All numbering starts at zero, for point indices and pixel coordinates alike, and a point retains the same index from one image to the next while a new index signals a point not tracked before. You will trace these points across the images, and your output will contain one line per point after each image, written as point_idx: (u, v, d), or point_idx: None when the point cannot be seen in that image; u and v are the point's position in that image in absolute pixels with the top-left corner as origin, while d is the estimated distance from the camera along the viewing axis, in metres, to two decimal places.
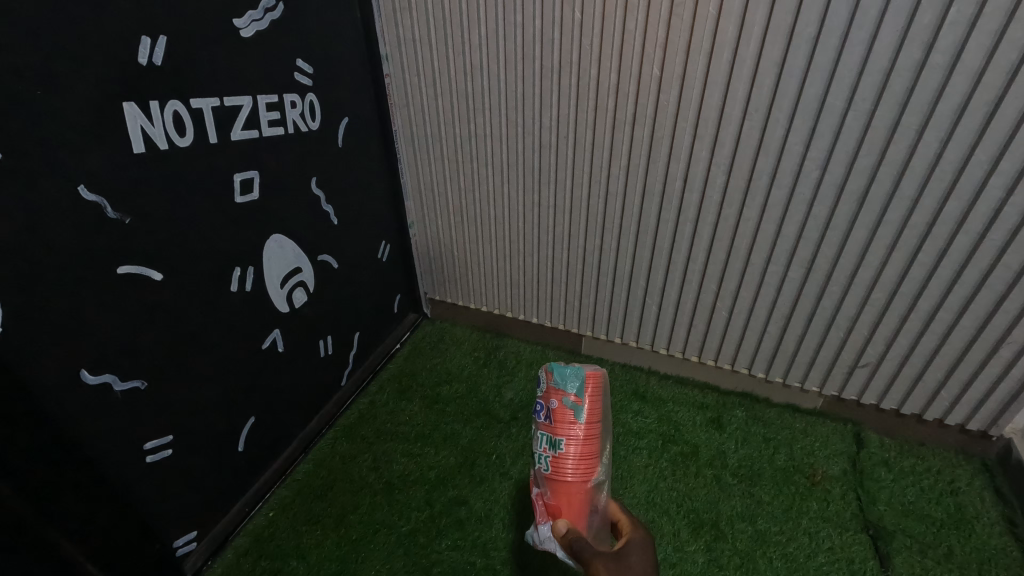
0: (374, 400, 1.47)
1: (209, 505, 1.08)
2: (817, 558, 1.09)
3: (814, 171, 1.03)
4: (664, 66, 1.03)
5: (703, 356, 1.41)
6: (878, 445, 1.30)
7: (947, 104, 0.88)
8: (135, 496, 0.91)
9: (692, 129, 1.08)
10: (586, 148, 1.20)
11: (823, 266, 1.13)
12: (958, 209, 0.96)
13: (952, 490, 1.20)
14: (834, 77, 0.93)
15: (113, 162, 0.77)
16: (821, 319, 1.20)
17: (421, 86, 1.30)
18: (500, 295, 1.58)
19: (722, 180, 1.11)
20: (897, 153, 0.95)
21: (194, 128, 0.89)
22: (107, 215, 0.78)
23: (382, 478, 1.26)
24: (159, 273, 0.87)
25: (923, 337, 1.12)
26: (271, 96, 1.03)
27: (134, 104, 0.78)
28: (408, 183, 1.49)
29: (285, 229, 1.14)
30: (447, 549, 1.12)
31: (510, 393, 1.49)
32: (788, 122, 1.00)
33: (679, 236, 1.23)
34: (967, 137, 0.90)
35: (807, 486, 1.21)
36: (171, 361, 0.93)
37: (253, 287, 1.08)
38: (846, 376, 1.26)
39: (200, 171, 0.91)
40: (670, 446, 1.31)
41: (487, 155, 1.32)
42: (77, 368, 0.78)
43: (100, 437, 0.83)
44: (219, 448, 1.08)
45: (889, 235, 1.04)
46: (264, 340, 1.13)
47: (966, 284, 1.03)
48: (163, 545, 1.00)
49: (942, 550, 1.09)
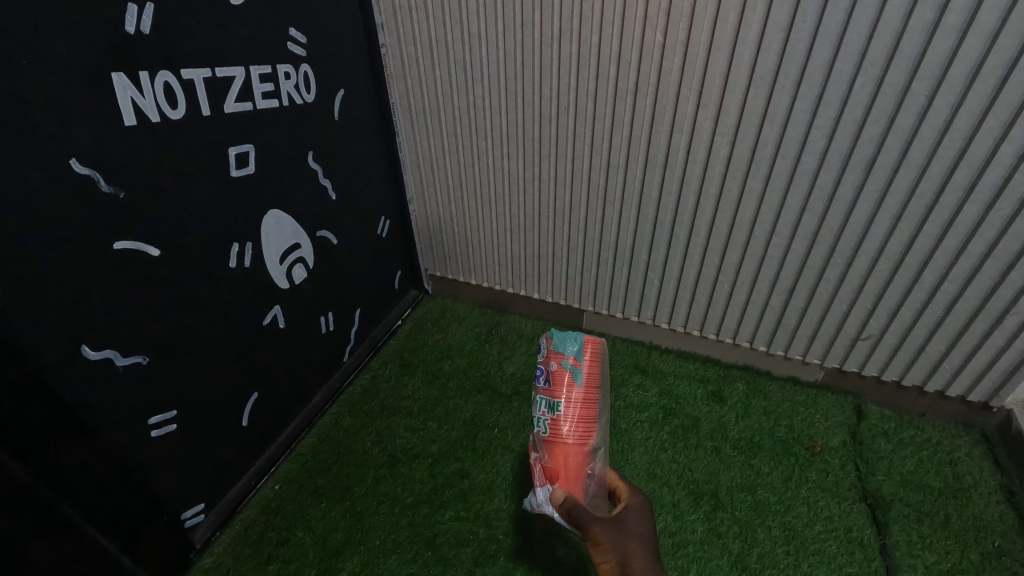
0: (376, 375, 1.48)
1: (214, 478, 1.10)
2: (815, 527, 1.10)
3: (820, 140, 1.01)
4: (668, 32, 1.00)
5: (705, 330, 1.40)
6: (879, 417, 1.31)
7: (959, 69, 0.86)
8: (141, 470, 0.92)
9: (696, 98, 1.06)
10: (587, 119, 1.18)
11: (827, 238, 1.12)
12: (967, 177, 0.95)
13: (951, 461, 1.20)
14: (843, 41, 0.90)
15: (105, 134, 0.76)
16: (823, 291, 1.19)
17: (418, 57, 1.27)
18: (501, 270, 1.58)
19: (726, 151, 1.09)
20: (906, 121, 0.93)
21: (186, 100, 0.87)
22: (101, 189, 0.77)
23: (386, 451, 1.28)
24: (156, 248, 0.87)
25: (926, 308, 1.11)
26: (264, 67, 1.01)
27: (122, 74, 0.76)
28: (406, 158, 1.47)
29: (283, 205, 1.13)
30: (450, 519, 1.14)
31: (511, 367, 1.49)
32: (795, 89, 0.98)
33: (681, 209, 1.21)
34: (979, 103, 0.87)
35: (807, 457, 1.22)
36: (173, 337, 0.93)
37: (252, 263, 1.07)
38: (848, 348, 1.26)
39: (193, 144, 0.90)
40: (671, 418, 1.32)
41: (487, 128, 1.30)
42: (77, 343, 0.78)
43: (103, 412, 0.83)
44: (223, 422, 1.09)
45: (896, 205, 1.02)
46: (265, 316, 1.14)
47: (972, 255, 1.02)
48: (172, 518, 1.01)
49: (939, 518, 1.10)
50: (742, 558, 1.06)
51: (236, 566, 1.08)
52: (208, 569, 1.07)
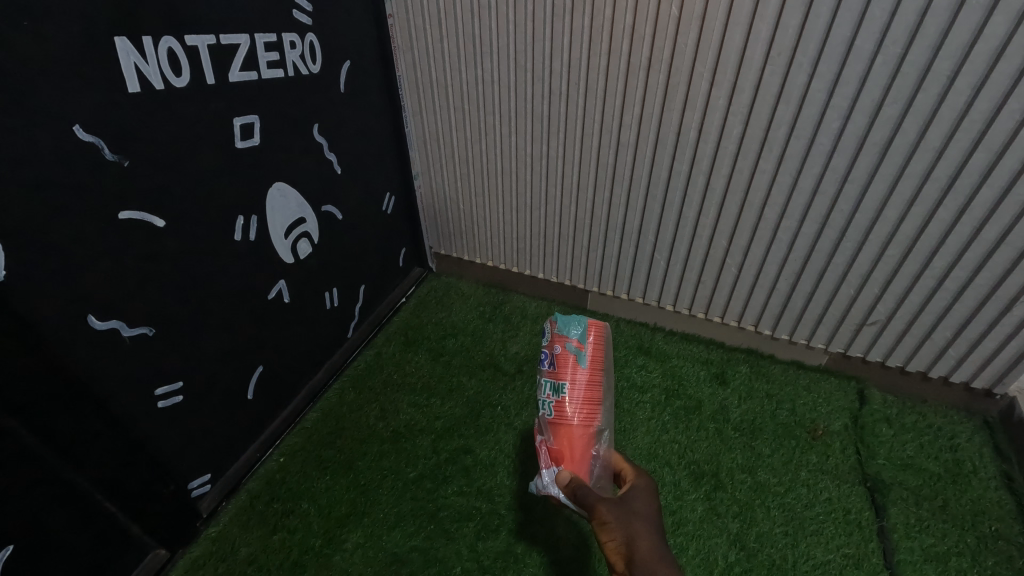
0: (380, 352, 1.48)
1: (218, 449, 1.11)
2: (814, 508, 1.11)
3: (836, 120, 0.99)
4: (684, 5, 0.97)
5: (710, 313, 1.40)
6: (881, 402, 1.31)
7: (984, 47, 0.83)
8: (148, 440, 0.93)
9: (710, 75, 1.03)
10: (597, 96, 1.16)
11: (838, 221, 1.10)
12: (985, 161, 0.93)
13: (952, 446, 1.21)
14: (865, 18, 0.87)
15: (109, 102, 0.74)
16: (832, 274, 1.18)
17: (425, 27, 1.24)
18: (506, 249, 1.56)
19: (739, 130, 1.07)
20: (925, 102, 0.91)
21: (190, 68, 0.85)
22: (105, 157, 0.76)
23: (390, 427, 1.29)
24: (162, 219, 0.86)
25: (935, 295, 1.11)
26: (269, 35, 0.98)
27: (125, 39, 0.74)
28: (412, 132, 1.45)
29: (288, 178, 1.11)
30: (453, 494, 1.15)
31: (514, 346, 1.50)
32: (812, 68, 0.95)
33: (691, 189, 1.20)
34: (1002, 84, 0.85)
35: (808, 440, 1.23)
36: (179, 309, 0.93)
37: (257, 237, 1.06)
38: (853, 334, 1.26)
39: (198, 114, 0.88)
40: (673, 400, 1.33)
41: (495, 103, 1.27)
42: (83, 313, 0.78)
43: (110, 382, 0.84)
44: (228, 395, 1.09)
45: (910, 189, 1.01)
46: (270, 291, 1.13)
47: (985, 242, 1.00)
48: (179, 487, 1.03)
49: (938, 502, 1.11)
50: (741, 537, 1.07)
51: (243, 535, 1.09)
52: (215, 537, 1.09)
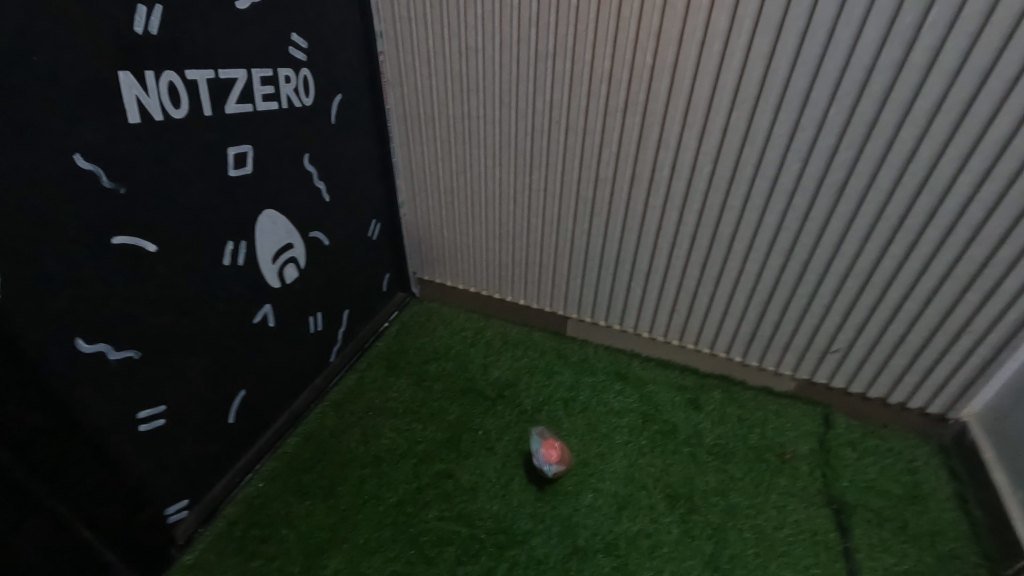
0: (362, 376, 1.50)
1: (197, 474, 1.10)
2: (783, 529, 1.15)
3: (796, 163, 1.07)
4: (657, 54, 1.05)
5: (684, 340, 1.46)
6: (845, 426, 1.37)
7: (924, 102, 0.93)
8: (128, 463, 0.93)
9: (682, 118, 1.11)
10: (578, 133, 1.22)
11: (801, 255, 1.18)
12: (928, 203, 1.02)
13: (911, 469, 1.27)
14: (819, 72, 0.96)
15: (110, 132, 0.77)
16: (797, 305, 1.25)
17: (415, 65, 1.30)
18: (488, 275, 1.61)
19: (709, 169, 1.15)
20: (875, 148, 1.00)
21: (189, 100, 0.88)
22: (103, 184, 0.78)
23: (371, 451, 1.29)
24: (154, 244, 0.88)
25: (891, 325, 1.18)
26: (265, 70, 1.03)
27: (129, 73, 0.78)
28: (399, 162, 1.49)
29: (278, 205, 1.14)
30: (433, 519, 1.16)
31: (496, 370, 1.52)
32: (774, 115, 1.04)
33: (665, 223, 1.26)
34: (941, 134, 0.95)
35: (777, 464, 1.28)
36: (166, 332, 0.94)
37: (246, 262, 1.08)
38: (818, 361, 1.32)
39: (194, 143, 0.91)
40: (650, 424, 1.37)
41: (481, 137, 1.33)
42: (72, 336, 0.79)
43: (94, 405, 0.84)
44: (210, 419, 1.09)
45: (864, 227, 1.09)
46: (256, 315, 1.15)
47: (932, 276, 1.09)
48: (156, 513, 1.02)
49: (899, 523, 1.16)
50: (714, 559, 1.10)
51: (219, 562, 1.08)
52: (190, 565, 1.07)
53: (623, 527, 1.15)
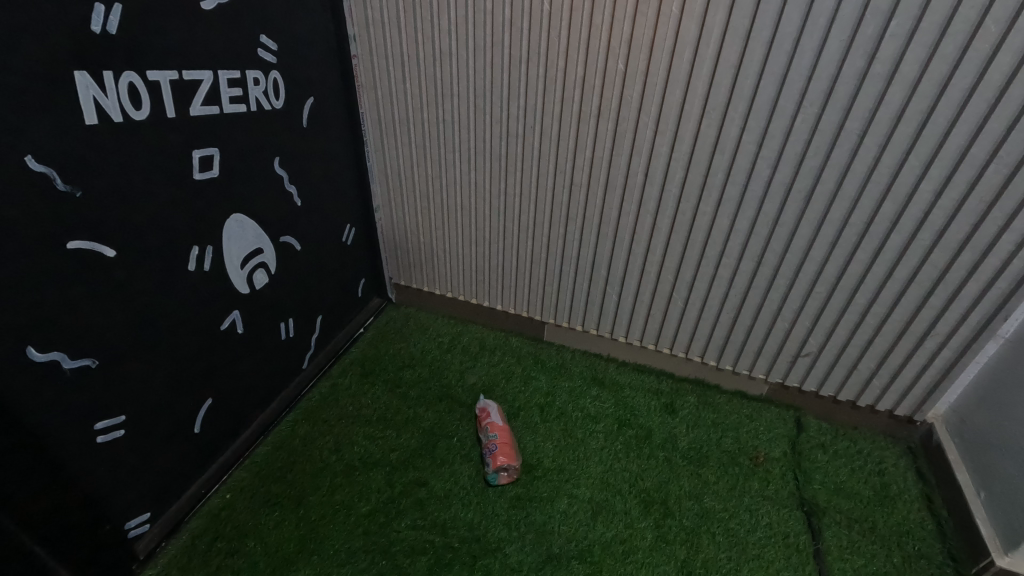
0: (336, 383, 1.47)
1: (160, 486, 1.07)
2: (756, 532, 1.16)
3: (766, 170, 1.09)
4: (629, 61, 1.06)
5: (659, 345, 1.47)
6: (817, 429, 1.39)
7: (886, 111, 0.95)
8: (84, 477, 0.89)
9: (653, 125, 1.12)
10: (552, 139, 1.23)
11: (771, 260, 1.19)
12: (893, 210, 1.04)
13: (880, 470, 1.30)
14: (786, 81, 0.98)
15: (64, 133, 0.75)
16: (769, 309, 1.27)
17: (389, 69, 1.29)
18: (465, 281, 1.60)
19: (681, 175, 1.16)
20: (840, 156, 1.02)
21: (151, 102, 0.86)
22: (57, 187, 0.75)
23: (343, 460, 1.27)
24: (112, 249, 0.85)
25: (858, 328, 1.20)
26: (233, 72, 1.01)
27: (86, 73, 0.75)
28: (374, 166, 1.48)
29: (246, 209, 1.12)
30: (406, 528, 1.14)
31: (472, 376, 1.51)
32: (743, 122, 1.05)
33: (639, 228, 1.27)
34: (902, 143, 0.97)
35: (750, 467, 1.29)
36: (125, 340, 0.91)
37: (212, 267, 1.06)
38: (789, 365, 1.34)
39: (156, 145, 0.89)
40: (625, 429, 1.37)
41: (455, 141, 1.32)
42: (23, 345, 0.76)
43: (46, 416, 0.81)
44: (174, 429, 1.06)
45: (831, 233, 1.11)
46: (223, 321, 1.12)
47: (897, 281, 1.11)
48: (115, 527, 0.98)
49: (868, 524, 1.18)
50: (688, 563, 1.10)
51: None
52: None
53: (598, 533, 1.15)
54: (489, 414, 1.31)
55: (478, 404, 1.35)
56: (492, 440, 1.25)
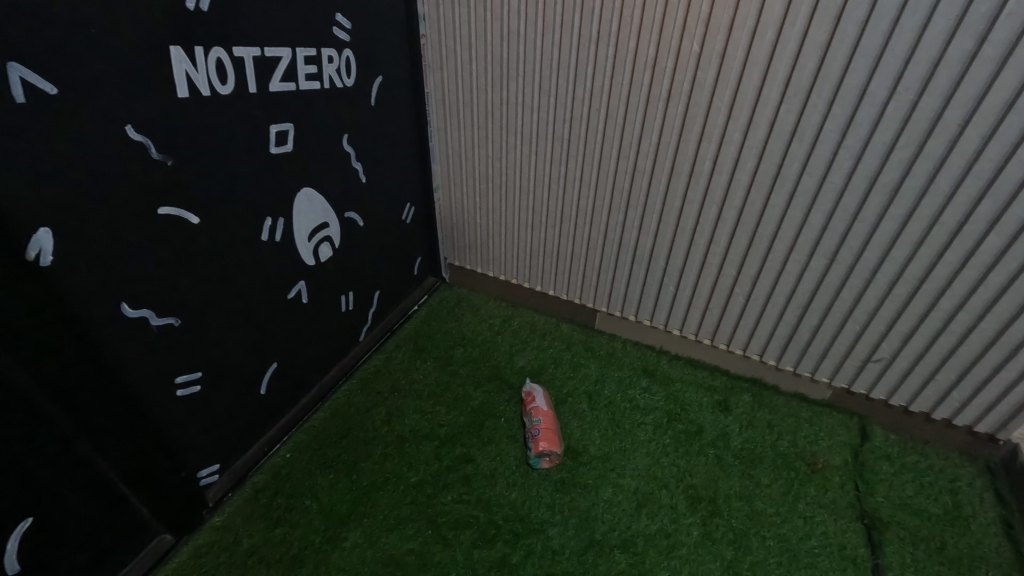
0: (390, 357, 1.52)
1: (229, 440, 1.14)
2: (809, 541, 1.12)
3: (848, 161, 1.02)
4: (705, 42, 1.01)
5: (715, 340, 1.42)
6: (883, 439, 1.31)
7: (995, 99, 0.86)
8: (165, 426, 0.97)
9: (727, 110, 1.07)
10: (617, 123, 1.20)
11: (846, 258, 1.12)
12: (992, 209, 0.95)
13: (952, 489, 1.21)
14: (879, 65, 0.91)
15: (159, 104, 0.80)
16: (839, 309, 1.20)
17: (457, 49, 1.29)
18: (519, 264, 1.60)
19: (753, 164, 1.11)
20: (935, 148, 0.94)
21: (235, 77, 0.90)
22: (152, 156, 0.81)
23: (395, 431, 1.32)
24: (196, 216, 0.91)
25: (940, 336, 1.12)
26: (309, 49, 1.04)
27: (179, 49, 0.80)
28: (436, 147, 1.50)
29: (315, 184, 1.16)
30: (452, 501, 1.17)
31: (521, 359, 1.52)
32: (827, 108, 0.99)
33: (703, 218, 1.23)
34: (1010, 136, 0.88)
35: (807, 473, 1.23)
36: (204, 302, 0.97)
37: (282, 238, 1.11)
38: (857, 369, 1.27)
39: (238, 119, 0.93)
40: (675, 423, 1.34)
41: (518, 123, 1.32)
42: (118, 301, 0.82)
43: (135, 367, 0.88)
44: (243, 388, 1.13)
45: (918, 231, 1.03)
46: (290, 291, 1.17)
47: (991, 287, 1.02)
48: (189, 474, 1.06)
49: (935, 544, 1.11)
50: (734, 565, 1.08)
51: (246, 526, 1.12)
52: (218, 527, 1.11)
53: (641, 525, 1.14)
54: (535, 398, 1.32)
55: (526, 387, 1.36)
56: (536, 424, 1.25)
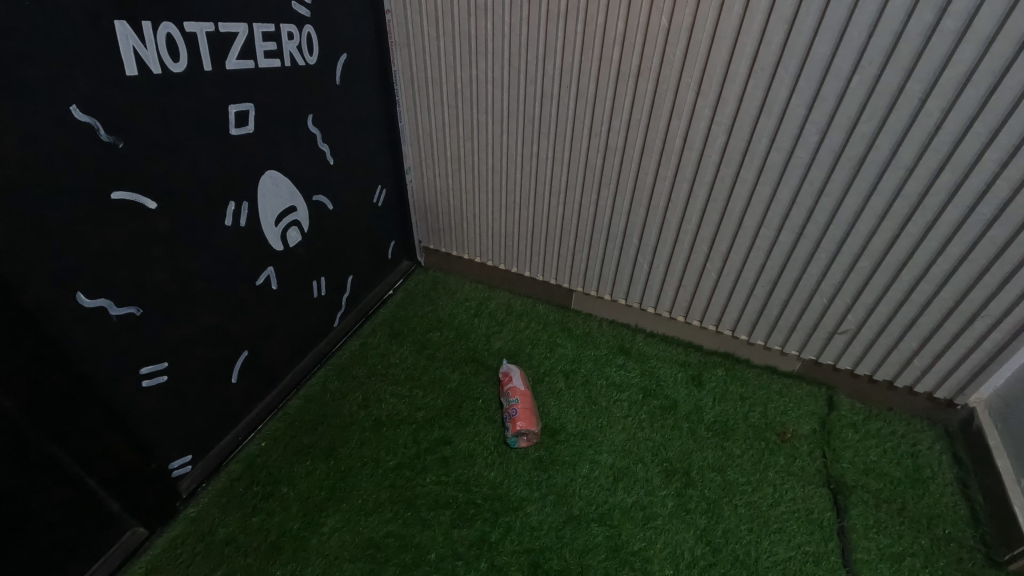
0: (365, 342, 1.50)
1: (199, 431, 1.12)
2: (779, 507, 1.15)
3: (814, 135, 1.03)
4: (674, 16, 1.00)
5: (689, 317, 1.44)
6: (849, 408, 1.36)
7: (954, 71, 0.88)
8: (131, 417, 0.94)
9: (695, 85, 1.07)
10: (588, 100, 1.19)
11: (813, 232, 1.15)
12: (951, 180, 0.97)
13: (913, 453, 1.26)
14: (844, 38, 0.91)
15: (106, 83, 0.76)
16: (806, 283, 1.23)
17: (423, 25, 1.26)
18: (494, 246, 1.59)
19: (722, 141, 1.11)
20: (898, 121, 0.95)
21: (187, 54, 0.86)
22: (100, 137, 0.77)
23: (371, 416, 1.31)
24: (153, 201, 0.87)
25: (902, 306, 1.15)
26: (268, 25, 1.00)
27: (125, 23, 0.76)
28: (406, 127, 1.47)
29: (279, 166, 1.13)
30: (430, 483, 1.18)
31: (498, 341, 1.52)
32: (793, 83, 0.99)
33: (675, 195, 1.23)
34: (968, 108, 0.90)
35: (777, 442, 1.27)
36: (166, 290, 0.94)
37: (247, 223, 1.08)
38: (825, 341, 1.30)
39: (193, 99, 0.89)
40: (650, 399, 1.36)
41: (489, 101, 1.30)
42: (73, 291, 0.79)
43: (95, 359, 0.85)
44: (212, 377, 1.11)
45: (881, 204, 1.05)
46: (258, 277, 1.15)
47: (950, 257, 1.05)
48: (160, 466, 1.04)
49: (896, 505, 1.16)
50: (707, 533, 1.11)
51: (221, 516, 1.11)
52: (193, 518, 1.10)
53: (619, 498, 1.16)
54: (512, 378, 1.32)
55: (504, 366, 1.36)
56: (513, 404, 1.26)
